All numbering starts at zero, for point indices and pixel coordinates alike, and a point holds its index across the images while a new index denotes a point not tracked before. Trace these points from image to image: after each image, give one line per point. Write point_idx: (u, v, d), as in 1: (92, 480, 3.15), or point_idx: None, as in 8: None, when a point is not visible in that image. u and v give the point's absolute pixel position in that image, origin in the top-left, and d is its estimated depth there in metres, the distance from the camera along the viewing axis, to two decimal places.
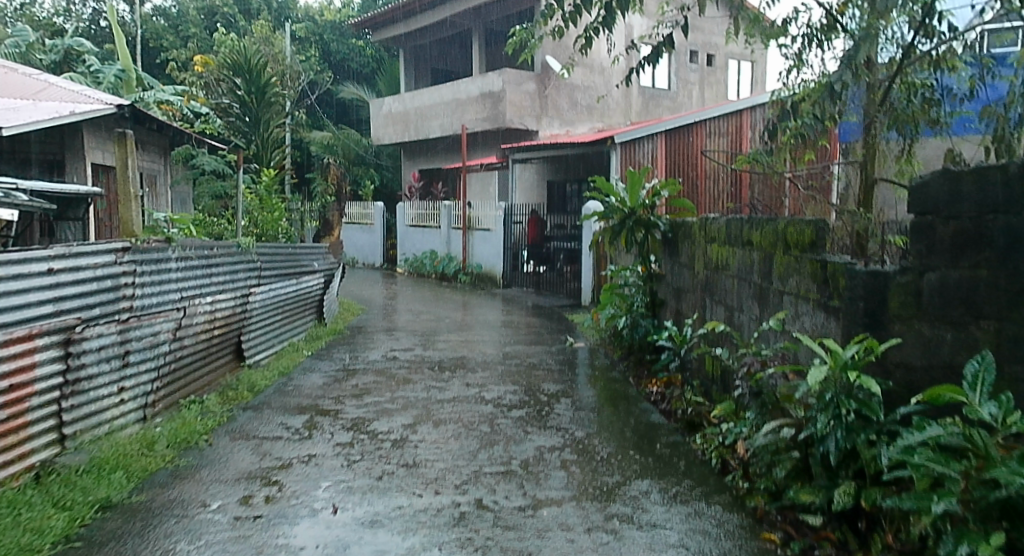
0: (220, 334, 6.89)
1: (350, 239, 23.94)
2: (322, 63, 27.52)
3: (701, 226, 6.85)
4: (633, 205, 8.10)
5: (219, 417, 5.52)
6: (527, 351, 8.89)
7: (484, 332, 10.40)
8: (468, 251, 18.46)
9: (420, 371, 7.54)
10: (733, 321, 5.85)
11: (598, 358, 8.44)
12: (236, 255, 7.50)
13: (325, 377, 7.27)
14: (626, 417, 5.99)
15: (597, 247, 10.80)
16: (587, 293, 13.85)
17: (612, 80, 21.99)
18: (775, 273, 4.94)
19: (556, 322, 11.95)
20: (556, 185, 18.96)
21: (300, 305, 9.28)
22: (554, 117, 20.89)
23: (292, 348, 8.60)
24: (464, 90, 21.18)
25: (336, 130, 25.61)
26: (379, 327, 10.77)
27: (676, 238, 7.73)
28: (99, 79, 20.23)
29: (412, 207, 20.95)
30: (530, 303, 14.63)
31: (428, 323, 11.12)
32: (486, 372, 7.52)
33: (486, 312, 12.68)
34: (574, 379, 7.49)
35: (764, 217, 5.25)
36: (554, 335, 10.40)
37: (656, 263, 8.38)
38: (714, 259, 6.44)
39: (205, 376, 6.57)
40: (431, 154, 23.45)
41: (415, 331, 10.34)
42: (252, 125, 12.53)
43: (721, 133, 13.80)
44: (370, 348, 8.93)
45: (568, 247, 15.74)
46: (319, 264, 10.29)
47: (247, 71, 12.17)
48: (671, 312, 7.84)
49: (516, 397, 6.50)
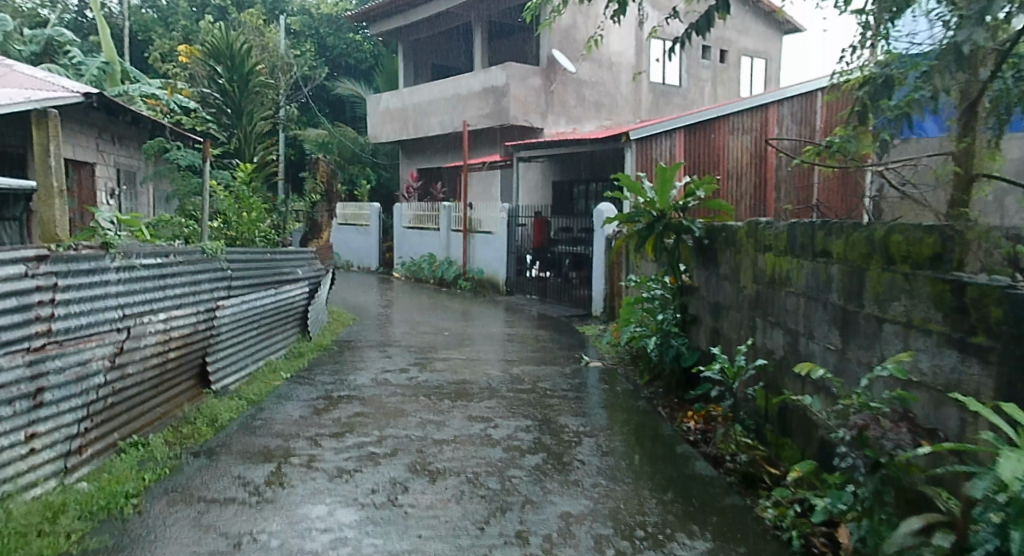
0: (176, 356, 5.78)
1: (346, 241, 22.75)
2: (317, 58, 26.44)
3: (749, 232, 5.79)
4: (662, 206, 7.08)
5: (160, 469, 4.42)
6: (538, 373, 7.80)
7: (488, 348, 9.32)
8: (469, 254, 17.38)
9: (415, 399, 6.45)
10: (797, 351, 4.77)
11: (621, 383, 7.35)
12: (202, 262, 6.40)
13: (302, 406, 6.18)
14: (667, 465, 4.91)
15: (616, 253, 9.75)
16: (599, 302, 12.78)
17: (621, 76, 20.92)
18: (868, 295, 3.86)
19: (567, 336, 10.86)
20: (562, 185, 17.90)
21: (279, 318, 8.17)
22: (560, 114, 19.85)
23: (269, 369, 7.51)
24: (466, 85, 20.11)
25: (332, 128, 24.54)
26: (370, 341, 9.68)
27: (715, 247, 6.66)
28: (80, 72, 19.12)
29: (410, 208, 19.88)
30: (537, 312, 13.55)
31: (425, 337, 10.04)
32: (493, 401, 6.44)
33: (488, 324, 11.60)
34: (595, 409, 6.41)
35: (847, 221, 4.17)
36: (565, 352, 9.33)
37: (687, 274, 7.33)
38: (769, 272, 5.36)
39: (158, 409, 5.48)
40: (430, 152, 22.36)
41: (410, 346, 9.25)
42: (234, 117, 11.36)
43: (744, 129, 12.72)
44: (359, 368, 7.85)
45: (573, 251, 14.60)
46: (304, 271, 9.18)
47: (228, 57, 11.04)
48: (707, 331, 6.80)
49: (530, 437, 5.42)
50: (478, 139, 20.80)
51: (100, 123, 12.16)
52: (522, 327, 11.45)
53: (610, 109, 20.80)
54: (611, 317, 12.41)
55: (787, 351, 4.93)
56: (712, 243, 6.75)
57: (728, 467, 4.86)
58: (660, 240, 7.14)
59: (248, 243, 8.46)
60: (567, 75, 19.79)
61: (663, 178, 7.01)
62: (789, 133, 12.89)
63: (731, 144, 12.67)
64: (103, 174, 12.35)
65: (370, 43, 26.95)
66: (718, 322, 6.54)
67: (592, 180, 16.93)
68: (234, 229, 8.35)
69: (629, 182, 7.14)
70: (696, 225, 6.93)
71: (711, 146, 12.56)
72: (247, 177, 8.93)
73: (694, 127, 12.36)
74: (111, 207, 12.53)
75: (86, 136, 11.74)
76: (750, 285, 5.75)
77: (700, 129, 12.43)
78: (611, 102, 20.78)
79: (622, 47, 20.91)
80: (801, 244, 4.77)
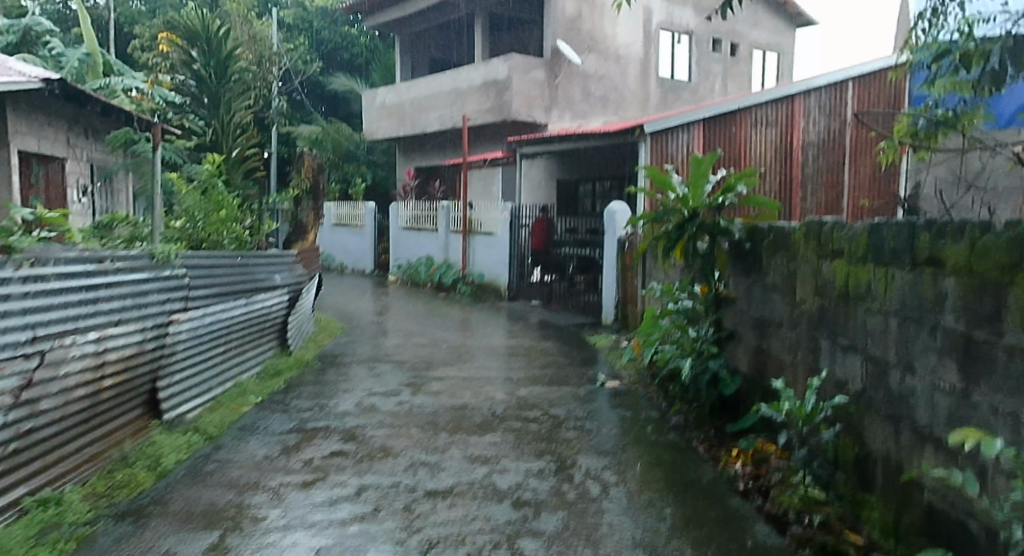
0: (114, 383, 4.74)
1: (338, 242, 21.67)
2: (311, 52, 25.36)
3: (809, 233, 4.79)
4: (695, 204, 6.07)
5: (63, 542, 3.45)
6: (549, 397, 6.78)
7: (490, 364, 8.31)
8: (469, 257, 16.36)
9: (406, 433, 5.46)
10: (887, 386, 3.75)
11: (645, 410, 6.35)
12: (151, 269, 5.35)
13: (269, 441, 5.17)
14: (717, 531, 3.92)
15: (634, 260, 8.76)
16: (610, 310, 11.78)
17: (628, 70, 19.95)
18: (1010, 320, 2.86)
19: (577, 348, 9.88)
20: (567, 184, 16.89)
21: (251, 331, 7.14)
22: (565, 108, 18.83)
23: (237, 392, 6.50)
24: (466, 78, 19.09)
25: (326, 124, 23.57)
26: (359, 355, 8.66)
27: (760, 252, 5.64)
28: (60, 63, 18.05)
29: (406, 208, 18.88)
30: (541, 320, 12.55)
31: (419, 350, 9.02)
32: (499, 436, 5.45)
33: (490, 334, 10.63)
34: (620, 445, 5.42)
35: (971, 220, 3.16)
36: (577, 368, 8.32)
37: (722, 283, 6.33)
38: (839, 284, 4.34)
39: (88, 448, 4.45)
40: (428, 149, 21.33)
41: (403, 362, 8.23)
42: (212, 106, 10.26)
43: (768, 122, 11.70)
44: (343, 390, 6.84)
45: (579, 254, 13.58)
46: (283, 277, 8.14)
47: (202, 39, 9.99)
48: (750, 350, 5.79)
49: (545, 487, 4.43)
50: (479, 135, 19.77)
51: (69, 115, 11.14)
52: (526, 337, 10.44)
53: (617, 104, 19.80)
54: (623, 326, 11.41)
55: (870, 385, 3.91)
56: (756, 247, 5.73)
57: (796, 534, 3.88)
58: (693, 242, 6.11)
59: (215, 245, 7.39)
60: (572, 68, 18.79)
61: (697, 169, 5.98)
62: (817, 127, 11.80)
63: (753, 138, 11.66)
64: (73, 169, 11.31)
65: (366, 37, 25.77)
66: (764, 341, 5.52)
67: (601, 178, 15.94)
68: (199, 230, 7.27)
69: (655, 175, 6.13)
70: (736, 227, 5.91)
71: (732, 140, 11.58)
72: (216, 170, 7.89)
73: (712, 120, 11.45)
74: (83, 206, 11.50)
75: (55, 128, 10.72)
76: (812, 299, 4.73)
77: (720, 122, 11.49)
78: (618, 97, 19.78)
79: (630, 38, 19.89)
80: (890, 251, 3.76)
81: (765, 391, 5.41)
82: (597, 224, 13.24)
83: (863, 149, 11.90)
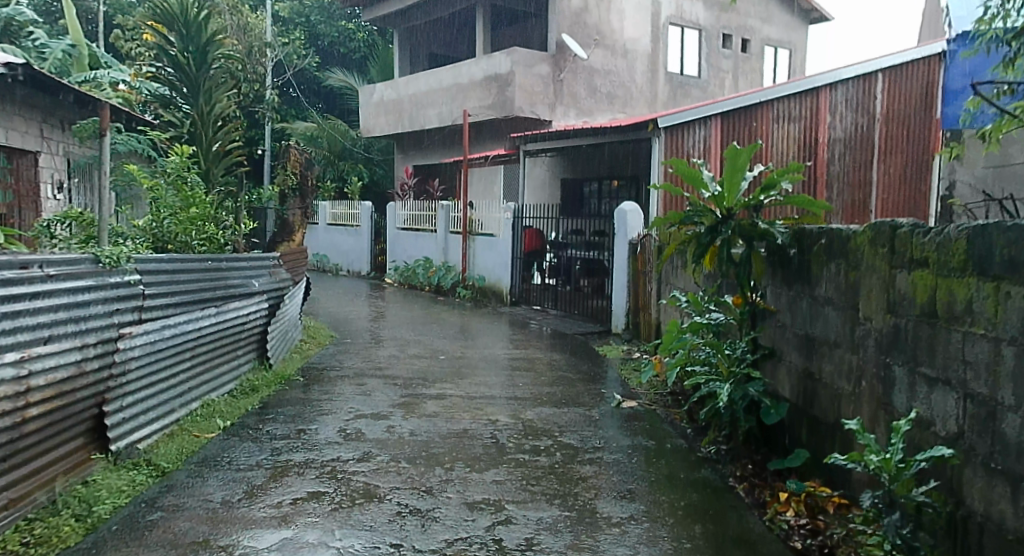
0: (44, 413, 3.92)
1: (332, 242, 20.83)
2: (308, 47, 24.57)
3: (878, 237, 4.00)
4: (731, 204, 5.28)
5: None
6: (558, 421, 5.98)
7: (492, 379, 7.51)
8: (468, 259, 15.58)
9: (395, 469, 4.67)
10: (998, 432, 2.97)
11: (670, 439, 5.56)
12: (97, 276, 4.54)
13: (231, 480, 4.39)
14: None
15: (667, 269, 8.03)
16: (621, 317, 11.00)
17: (636, 65, 19.18)
18: None
19: (586, 359, 9.12)
20: (572, 185, 16.14)
21: (223, 345, 6.33)
22: (570, 105, 18.02)
23: (203, 415, 5.69)
24: (467, 73, 18.29)
25: (322, 121, 22.80)
26: (347, 369, 7.87)
27: (810, 261, 4.85)
28: (43, 55, 17.19)
29: (404, 207, 18.10)
30: (546, 328, 11.77)
31: (413, 364, 8.21)
32: (502, 474, 4.66)
33: (492, 343, 9.85)
34: (643, 484, 4.64)
35: None
36: (587, 384, 7.52)
37: (759, 294, 5.54)
38: (923, 299, 3.56)
39: (7, 495, 3.64)
40: (427, 147, 20.55)
41: (395, 377, 7.44)
42: (191, 96, 9.39)
43: (792, 117, 10.95)
44: (325, 411, 6.04)
45: (584, 257, 12.84)
46: (263, 282, 7.31)
47: (180, 21, 9.21)
48: (794, 373, 5.00)
49: (558, 546, 3.65)
50: (480, 133, 18.97)
51: (41, 106, 10.31)
52: (530, 348, 9.65)
53: (624, 101, 19.03)
54: (635, 335, 10.63)
55: (972, 431, 3.12)
56: (805, 254, 4.93)
57: None
58: (728, 246, 5.31)
59: (182, 246, 6.46)
60: (578, 62, 18.00)
61: (734, 163, 5.17)
62: (844, 122, 11.00)
63: (775, 133, 10.95)
64: (48, 163, 10.49)
65: (365, 31, 25.07)
66: (813, 363, 4.74)
67: (610, 178, 15.18)
68: (166, 230, 6.35)
69: (685, 170, 5.33)
70: (780, 231, 5.12)
71: (753, 135, 10.89)
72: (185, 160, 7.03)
73: (732, 114, 10.81)
74: (58, 202, 10.69)
75: (26, 119, 9.90)
76: (882, 318, 3.93)
77: (740, 117, 10.82)
78: (625, 93, 19.01)
79: (638, 33, 19.12)
80: (1005, 261, 2.97)
81: (816, 422, 4.62)
82: (603, 226, 12.47)
83: (893, 146, 11.11)
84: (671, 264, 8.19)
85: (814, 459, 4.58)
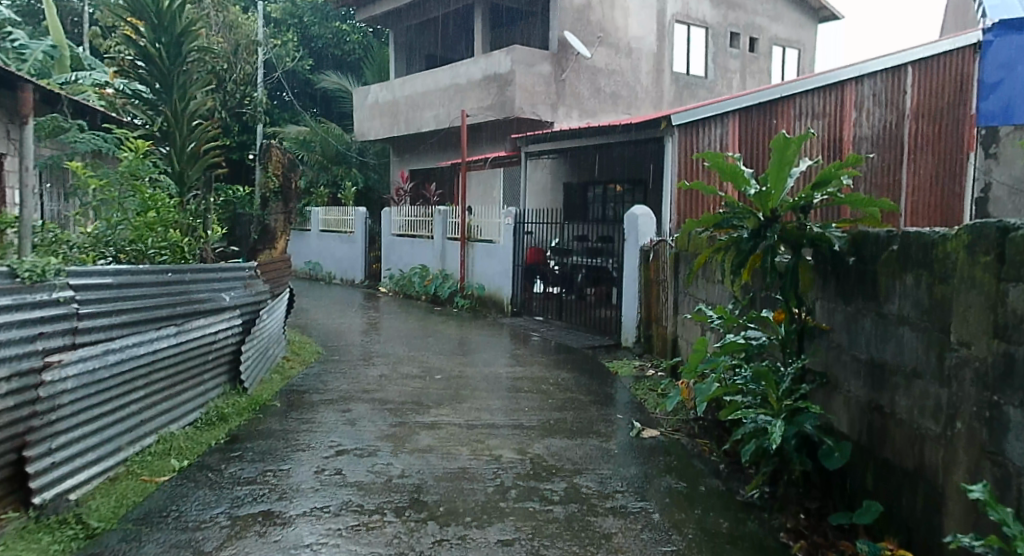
0: None
1: (325, 249, 20.01)
2: (301, 48, 23.72)
3: (977, 246, 3.19)
4: (773, 207, 4.48)
5: None
6: (571, 456, 5.18)
7: (495, 402, 6.71)
8: (467, 267, 14.76)
9: (377, 528, 3.88)
10: None
11: (703, 480, 4.76)
12: (13, 295, 3.74)
13: (172, 547, 3.62)
14: None
15: (698, 280, 7.24)
16: (632, 330, 10.21)
17: (641, 64, 18.41)
18: None
19: (595, 377, 8.31)
20: (575, 189, 15.34)
21: (187, 370, 5.51)
22: (572, 105, 17.22)
23: (158, 452, 4.86)
24: (465, 73, 17.53)
25: (315, 124, 22.05)
26: (333, 392, 7.07)
27: (877, 272, 4.04)
28: (23, 56, 16.33)
29: (399, 213, 17.32)
30: (549, 341, 10.97)
31: (406, 385, 7.40)
32: (506, 533, 3.87)
33: (493, 359, 9.05)
34: (674, 544, 3.85)
35: None
36: (601, 408, 6.72)
37: (808, 310, 4.72)
38: None
39: None
40: (424, 150, 19.77)
41: (385, 402, 6.63)
42: (163, 92, 8.37)
43: (816, 113, 10.22)
44: (301, 446, 5.23)
45: (588, 264, 12.10)
46: (236, 296, 6.48)
47: (148, 9, 8.16)
48: (857, 406, 4.18)
49: None
50: (478, 135, 18.17)
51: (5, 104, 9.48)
52: (535, 364, 8.84)
53: (629, 102, 18.26)
54: (647, 350, 9.86)
55: None
56: (869, 263, 4.12)
57: None
58: (773, 253, 4.49)
59: (139, 256, 5.67)
60: (581, 61, 17.22)
61: (780, 153, 4.36)
62: (870, 119, 10.19)
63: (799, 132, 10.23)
64: (16, 167, 9.70)
65: (360, 33, 24.24)
66: (882, 396, 3.92)
67: (618, 181, 14.40)
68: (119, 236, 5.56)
69: (720, 162, 4.57)
70: (837, 234, 4.30)
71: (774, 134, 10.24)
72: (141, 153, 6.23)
73: (752, 111, 10.16)
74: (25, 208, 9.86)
75: None
76: (986, 344, 3.12)
77: (760, 114, 10.17)
78: (629, 94, 18.25)
79: (643, 31, 18.37)
80: None
81: (888, 467, 3.82)
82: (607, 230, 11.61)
83: (924, 145, 10.27)
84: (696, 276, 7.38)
85: (889, 513, 3.78)
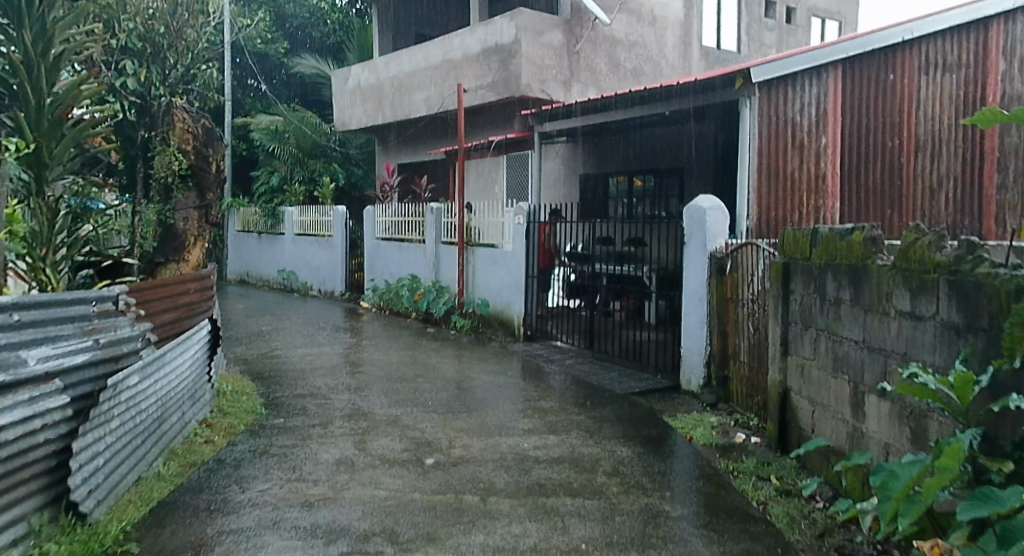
0: None
1: (299, 255, 17.12)
2: (274, 29, 20.92)
3: None
4: None
5: None
6: None
7: (527, 533, 3.84)
8: (466, 278, 11.91)
9: None
10: None
11: None
12: None
13: None
14: None
15: (870, 314, 4.38)
16: (698, 370, 7.38)
17: (666, 35, 15.52)
18: None
19: (664, 453, 5.46)
20: (595, 180, 12.46)
21: None
22: (589, 82, 14.33)
23: None
24: (460, 46, 14.67)
25: (290, 113, 19.20)
26: (246, 507, 4.20)
27: None
28: None
29: (383, 212, 14.48)
30: (579, 380, 8.13)
31: (374, 487, 4.52)
32: None
33: (509, 420, 6.19)
34: None
35: None
36: (706, 539, 3.87)
37: None
38: None
39: None
40: (414, 138, 16.93)
41: (331, 537, 3.78)
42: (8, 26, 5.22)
43: (949, 65, 6.93)
44: None
45: (614, 273, 9.23)
46: (48, 356, 3.53)
47: None
48: None
49: None
50: (478, 119, 15.31)
51: None
52: (571, 429, 5.98)
53: (653, 79, 15.39)
54: (723, 398, 7.03)
55: None
56: None
57: None
58: None
59: None
60: (598, 30, 14.33)
61: None
62: None
63: (924, 90, 7.08)
64: None
65: (341, 12, 21.25)
66: None
67: (652, 171, 11.61)
68: None
69: None
70: None
71: (888, 95, 7.35)
72: None
73: (858, 63, 7.53)
74: None
75: None
76: None
77: (871, 70, 7.46)
78: (654, 70, 15.39)
79: None
80: None
81: None
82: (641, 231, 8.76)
83: None
84: (857, 305, 4.54)
85: None
